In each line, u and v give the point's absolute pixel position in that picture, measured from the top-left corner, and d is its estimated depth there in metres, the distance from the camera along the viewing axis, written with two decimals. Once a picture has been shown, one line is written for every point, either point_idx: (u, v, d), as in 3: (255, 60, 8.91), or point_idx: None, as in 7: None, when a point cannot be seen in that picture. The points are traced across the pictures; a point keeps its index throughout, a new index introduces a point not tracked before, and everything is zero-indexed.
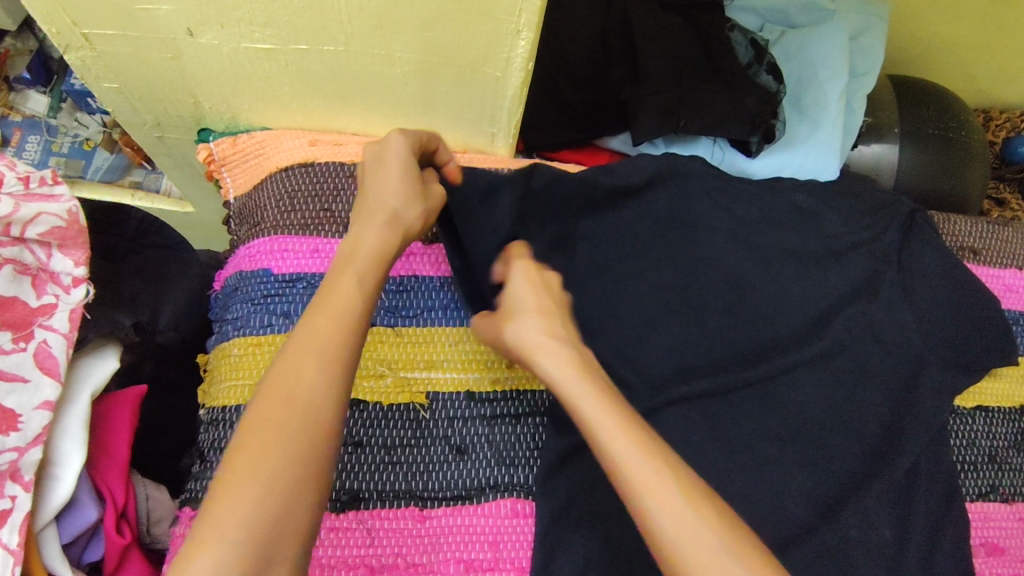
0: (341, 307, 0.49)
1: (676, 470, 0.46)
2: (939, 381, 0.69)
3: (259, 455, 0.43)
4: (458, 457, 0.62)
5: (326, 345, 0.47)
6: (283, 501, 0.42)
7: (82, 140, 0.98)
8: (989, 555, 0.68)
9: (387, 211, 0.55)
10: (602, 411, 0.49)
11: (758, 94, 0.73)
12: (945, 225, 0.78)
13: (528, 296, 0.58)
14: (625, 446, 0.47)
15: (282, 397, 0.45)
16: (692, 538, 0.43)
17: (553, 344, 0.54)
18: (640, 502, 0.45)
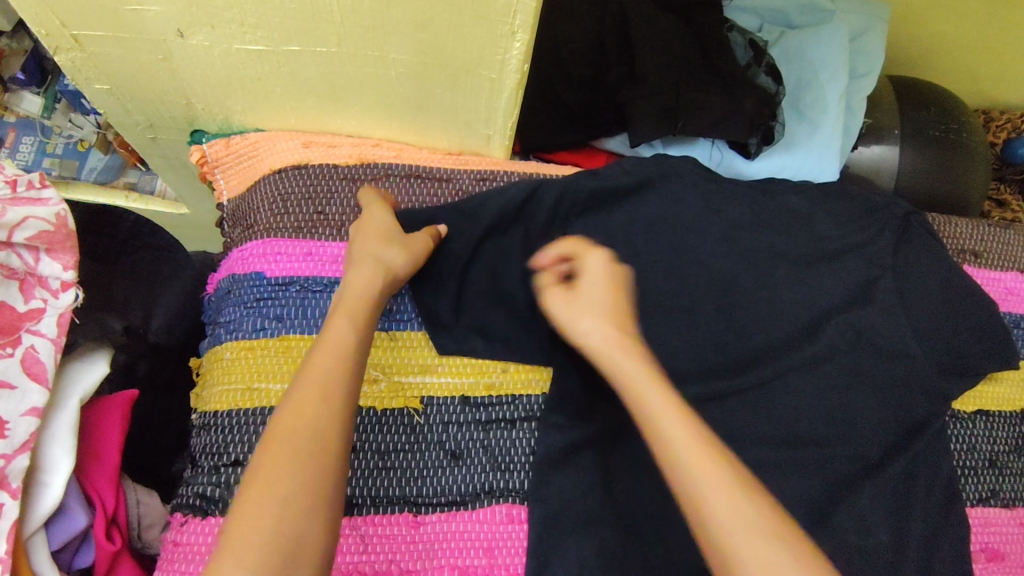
0: (334, 341, 0.51)
1: (732, 465, 0.46)
2: (938, 385, 0.68)
3: (271, 481, 0.44)
4: (452, 462, 0.61)
5: (328, 373, 0.49)
6: (297, 522, 0.43)
7: (76, 142, 0.97)
8: (989, 561, 0.67)
9: (370, 255, 0.58)
10: (662, 402, 0.49)
11: (757, 96, 0.72)
12: (945, 227, 0.77)
13: (605, 288, 0.57)
14: (682, 437, 0.46)
15: (289, 425, 0.46)
16: (755, 542, 0.42)
17: (616, 336, 0.54)
18: (695, 495, 0.44)
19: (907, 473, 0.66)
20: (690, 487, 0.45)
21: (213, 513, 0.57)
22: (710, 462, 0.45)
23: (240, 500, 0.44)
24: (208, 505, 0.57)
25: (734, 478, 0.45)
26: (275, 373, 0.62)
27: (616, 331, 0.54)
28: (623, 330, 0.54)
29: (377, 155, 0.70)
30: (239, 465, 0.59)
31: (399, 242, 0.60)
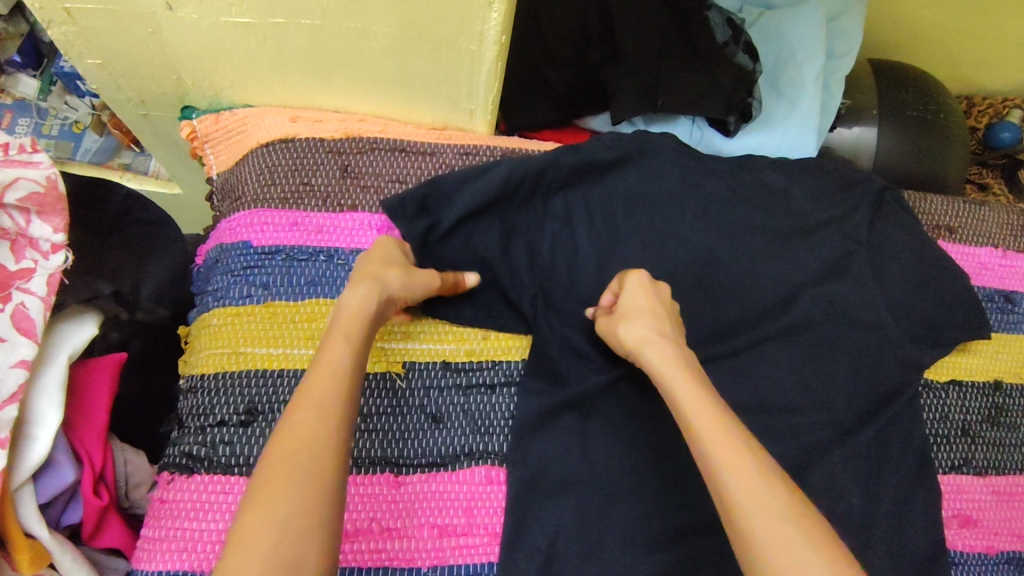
0: (331, 364, 0.52)
1: (754, 454, 0.49)
2: (909, 355, 0.70)
3: (269, 504, 0.44)
4: (434, 425, 0.63)
5: (325, 396, 0.50)
6: (297, 545, 0.43)
7: (72, 123, 0.99)
8: (962, 527, 0.68)
9: (369, 274, 0.57)
10: (694, 398, 0.53)
11: (734, 74, 0.74)
12: (920, 204, 0.78)
13: (642, 299, 0.61)
14: (711, 429, 0.50)
15: (289, 449, 0.47)
16: (766, 517, 0.45)
17: (659, 340, 0.58)
18: (719, 479, 0.48)
19: (879, 440, 0.67)
20: (716, 473, 0.48)
21: (199, 471, 0.59)
22: (732, 448, 0.49)
23: (239, 523, 0.44)
24: (194, 464, 0.59)
25: (757, 467, 0.48)
26: (261, 338, 0.63)
27: (660, 336, 0.58)
28: (665, 336, 0.58)
29: (362, 130, 0.72)
30: (225, 425, 0.60)
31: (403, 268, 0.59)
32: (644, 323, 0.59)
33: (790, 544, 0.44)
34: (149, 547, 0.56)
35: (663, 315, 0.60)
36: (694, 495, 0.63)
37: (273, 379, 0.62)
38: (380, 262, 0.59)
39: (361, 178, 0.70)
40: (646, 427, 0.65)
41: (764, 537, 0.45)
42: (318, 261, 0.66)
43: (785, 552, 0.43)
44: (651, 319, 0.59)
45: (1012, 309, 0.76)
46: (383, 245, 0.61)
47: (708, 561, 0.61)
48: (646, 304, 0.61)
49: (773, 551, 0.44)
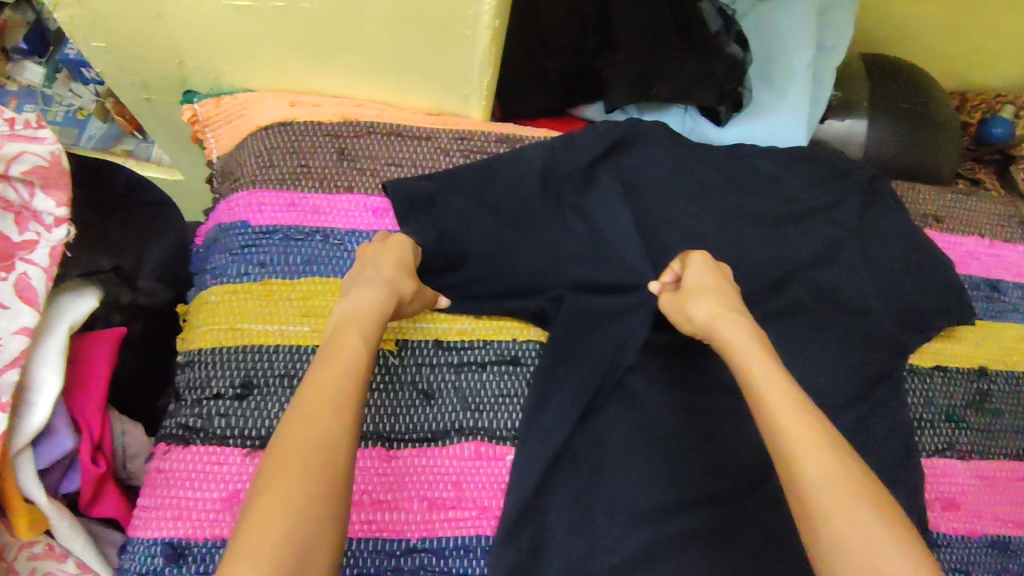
0: (348, 358, 0.53)
1: (824, 429, 0.50)
2: (894, 340, 0.71)
3: (285, 485, 0.44)
4: (425, 401, 0.64)
5: (339, 386, 0.51)
6: (309, 527, 0.43)
7: (76, 110, 1.01)
8: (946, 510, 0.69)
9: (385, 279, 0.59)
10: (767, 372, 0.54)
11: (726, 61, 0.75)
12: (906, 194, 0.80)
13: (709, 281, 0.63)
14: (779, 403, 0.51)
15: (303, 434, 0.47)
16: (835, 488, 0.46)
17: (731, 316, 0.60)
18: (786, 448, 0.49)
19: (866, 422, 0.68)
20: (782, 439, 0.49)
21: (195, 442, 0.60)
22: (806, 422, 0.50)
23: (252, 503, 0.44)
24: (189, 435, 0.60)
25: (827, 442, 0.49)
26: (257, 314, 0.65)
27: (729, 314, 0.60)
28: (734, 318, 0.60)
29: (359, 114, 0.73)
30: (220, 398, 0.61)
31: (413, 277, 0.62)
32: (713, 304, 0.61)
33: (855, 513, 0.44)
34: (145, 515, 0.58)
35: (731, 300, 0.62)
36: (681, 472, 0.64)
37: (268, 354, 0.63)
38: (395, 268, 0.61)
39: (357, 161, 0.71)
40: (636, 407, 0.66)
41: (827, 504, 0.45)
42: (315, 241, 0.68)
43: (849, 521, 0.44)
44: (719, 297, 0.62)
45: (997, 298, 0.78)
46: (402, 249, 0.63)
47: (695, 538, 0.62)
48: (712, 288, 0.63)
49: (837, 517, 0.44)
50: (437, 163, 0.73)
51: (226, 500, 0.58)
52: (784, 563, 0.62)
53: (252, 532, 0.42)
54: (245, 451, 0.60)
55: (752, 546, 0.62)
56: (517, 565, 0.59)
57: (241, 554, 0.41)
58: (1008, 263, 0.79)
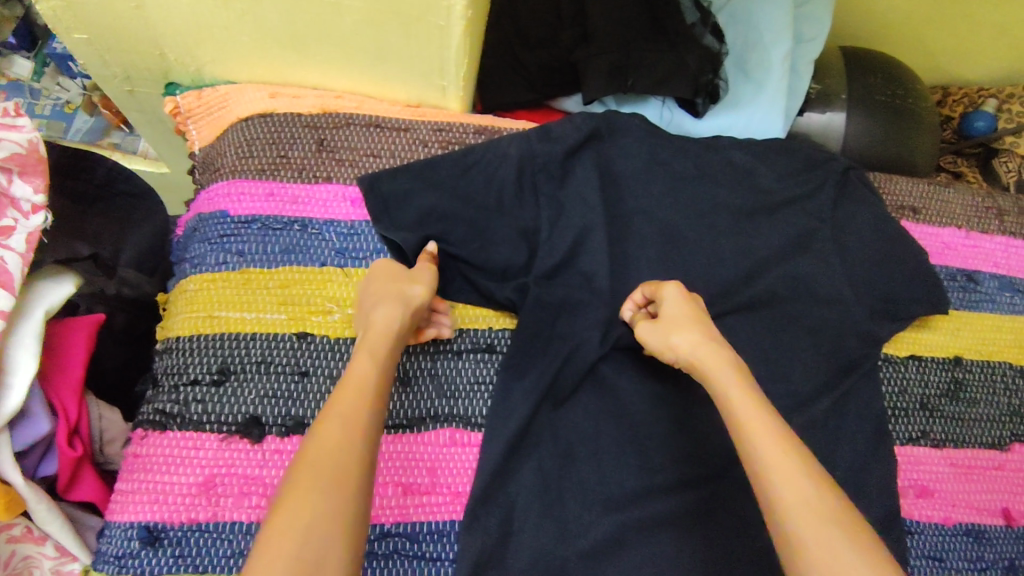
0: (358, 379, 0.54)
1: (800, 455, 0.50)
2: (868, 329, 0.72)
3: (296, 505, 0.45)
4: (400, 388, 0.65)
5: (354, 403, 0.52)
6: (326, 542, 0.44)
7: (63, 104, 1.04)
8: (919, 497, 0.70)
9: (396, 290, 0.60)
10: (743, 400, 0.54)
11: (701, 53, 0.76)
12: (884, 184, 0.80)
13: (685, 309, 0.62)
14: (760, 430, 0.51)
15: (319, 452, 0.48)
16: (809, 518, 0.46)
17: (709, 345, 0.59)
18: (765, 481, 0.49)
19: (838, 410, 0.69)
20: (759, 471, 0.49)
21: (172, 428, 0.60)
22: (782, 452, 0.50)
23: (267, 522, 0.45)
24: (166, 420, 0.61)
25: (805, 470, 0.49)
26: (235, 303, 0.65)
27: (710, 342, 0.59)
28: (712, 341, 0.60)
29: (339, 105, 0.74)
30: (198, 384, 0.62)
31: (420, 279, 0.63)
32: (691, 329, 0.60)
33: (836, 543, 0.44)
34: (122, 499, 0.59)
35: (707, 324, 0.61)
36: (653, 460, 0.65)
37: (246, 342, 0.64)
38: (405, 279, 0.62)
39: (336, 152, 0.72)
40: (607, 395, 0.67)
41: (810, 534, 0.45)
42: (293, 231, 0.68)
43: (828, 552, 0.44)
44: (698, 326, 0.61)
45: (973, 288, 0.78)
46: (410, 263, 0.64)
47: (664, 523, 0.63)
48: (691, 310, 0.62)
49: (819, 548, 0.44)
50: (415, 154, 0.73)
51: (202, 485, 0.59)
52: (751, 548, 0.63)
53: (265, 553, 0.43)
54: (222, 436, 0.60)
55: (720, 532, 0.63)
56: (487, 549, 0.60)
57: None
58: (984, 253, 0.80)
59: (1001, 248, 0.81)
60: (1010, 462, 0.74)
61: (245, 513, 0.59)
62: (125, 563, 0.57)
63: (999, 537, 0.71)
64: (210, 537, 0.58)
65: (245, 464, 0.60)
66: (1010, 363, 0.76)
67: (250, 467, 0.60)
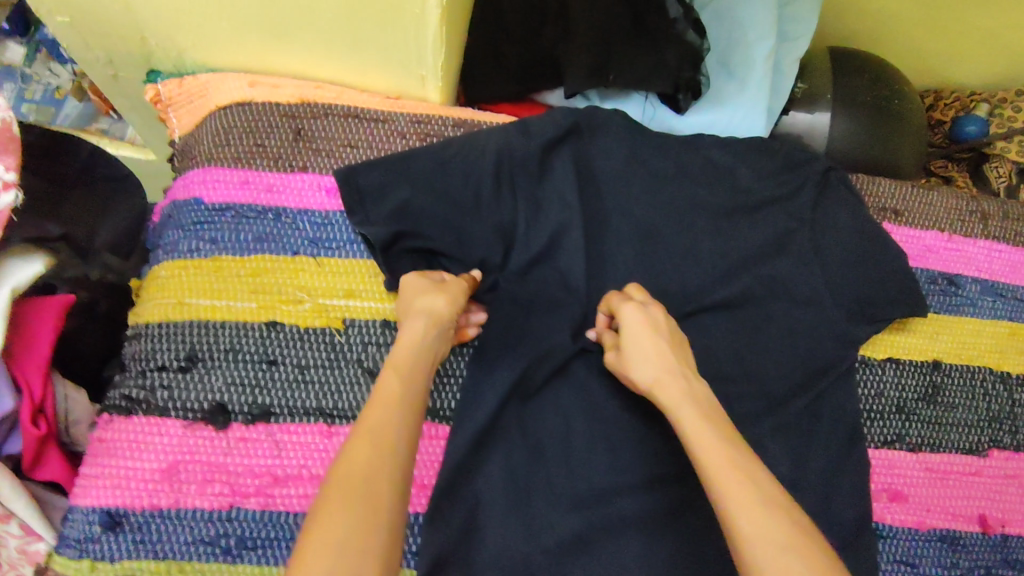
0: (390, 396, 0.52)
1: (758, 483, 0.47)
2: (843, 331, 0.71)
3: (332, 520, 0.42)
4: (369, 378, 0.64)
5: (386, 419, 0.50)
6: (359, 562, 0.41)
7: (54, 90, 1.04)
8: (892, 502, 0.69)
9: (427, 308, 0.59)
10: (698, 429, 0.52)
11: (681, 51, 0.75)
12: (867, 185, 0.80)
13: (645, 333, 0.60)
14: (716, 459, 0.49)
15: (350, 468, 0.46)
16: (767, 549, 0.43)
17: (671, 374, 0.57)
18: (724, 513, 0.46)
19: (811, 412, 0.69)
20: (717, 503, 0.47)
21: (137, 413, 0.60)
22: (737, 481, 0.47)
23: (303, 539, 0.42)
24: (132, 406, 0.61)
25: (762, 498, 0.46)
26: (206, 291, 0.65)
27: (673, 368, 0.57)
28: (670, 364, 0.58)
29: (317, 96, 0.74)
30: (165, 369, 0.62)
31: (446, 291, 0.61)
32: (647, 353, 0.59)
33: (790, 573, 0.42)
34: (85, 483, 0.58)
35: (665, 344, 0.59)
36: (621, 458, 0.64)
37: (215, 329, 0.64)
38: (434, 292, 0.61)
39: (312, 142, 0.72)
40: (578, 392, 0.66)
41: (766, 564, 0.43)
42: (266, 219, 0.68)
43: None
44: (658, 349, 0.59)
45: (953, 292, 0.77)
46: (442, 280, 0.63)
47: (632, 521, 0.62)
48: (648, 330, 0.60)
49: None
50: (393, 146, 0.73)
51: (165, 471, 0.59)
52: (720, 549, 0.62)
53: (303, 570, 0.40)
54: (187, 423, 0.61)
55: (688, 533, 0.63)
56: (450, 544, 0.59)
57: None
58: (967, 257, 0.79)
59: (984, 252, 0.80)
60: (988, 468, 0.73)
61: (208, 500, 0.59)
62: (86, 547, 0.57)
63: (975, 544, 0.70)
64: (172, 524, 0.58)
65: (209, 451, 0.60)
66: (989, 368, 0.76)
67: (215, 454, 0.60)
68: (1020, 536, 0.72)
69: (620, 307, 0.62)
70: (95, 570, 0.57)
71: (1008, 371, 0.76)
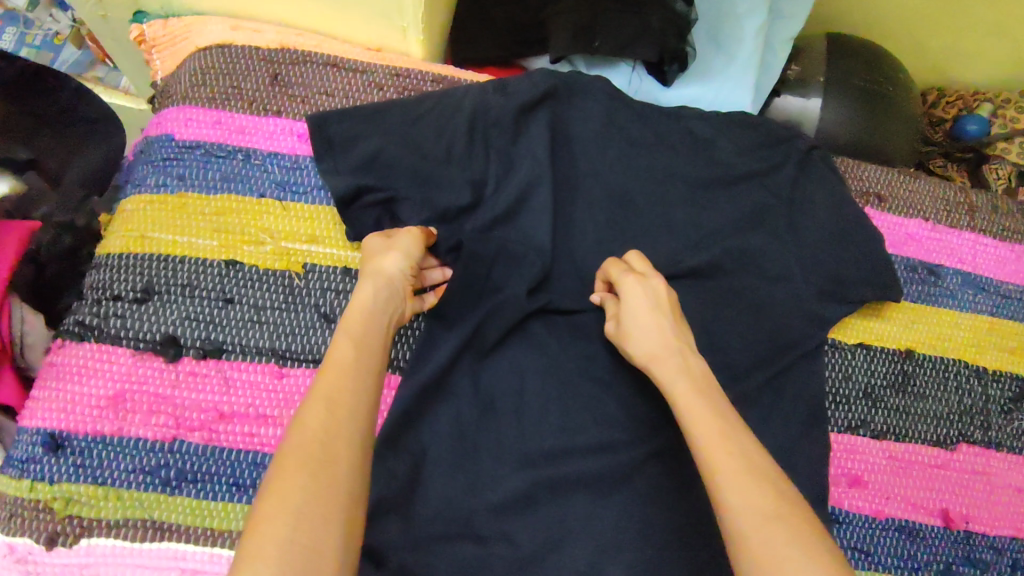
0: (343, 359, 0.49)
1: (750, 455, 0.45)
2: (812, 312, 0.70)
3: (286, 490, 0.41)
4: (325, 323, 0.64)
5: (342, 382, 0.48)
6: (314, 531, 0.40)
7: (54, 36, 1.05)
8: (850, 487, 0.67)
9: (383, 271, 0.58)
10: (693, 401, 0.50)
11: (666, 15, 0.74)
12: (851, 169, 0.79)
13: (645, 311, 0.59)
14: (707, 429, 0.47)
15: (304, 436, 0.44)
16: (754, 517, 0.41)
17: (671, 350, 0.55)
18: (714, 483, 0.44)
19: (772, 389, 0.67)
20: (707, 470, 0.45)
21: (90, 339, 0.61)
22: (729, 451, 0.45)
23: (256, 512, 0.41)
24: (85, 332, 0.61)
25: (750, 468, 0.44)
26: (169, 226, 0.65)
27: (674, 344, 0.56)
28: (670, 339, 0.56)
29: (299, 42, 0.73)
30: (121, 300, 0.62)
31: (402, 248, 0.60)
32: (647, 329, 0.58)
33: (777, 543, 0.40)
34: (33, 405, 0.59)
35: (666, 321, 0.58)
36: (573, 421, 0.63)
37: (174, 263, 0.64)
38: (394, 254, 0.59)
39: (289, 87, 0.72)
40: (536, 352, 0.65)
41: (749, 534, 0.41)
42: (235, 160, 0.68)
43: (772, 554, 0.39)
44: (659, 325, 0.58)
45: (933, 282, 0.76)
46: (398, 238, 0.61)
47: (579, 484, 0.61)
48: (650, 306, 0.59)
49: (763, 552, 0.40)
50: (369, 97, 0.73)
51: (112, 399, 0.59)
52: (668, 518, 0.61)
53: (257, 540, 0.39)
54: (137, 353, 0.61)
55: (638, 501, 0.61)
56: (390, 492, 0.58)
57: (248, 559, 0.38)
58: (950, 248, 0.77)
59: (968, 245, 0.78)
60: (955, 462, 0.71)
61: (152, 430, 0.59)
62: (28, 468, 0.57)
63: (935, 537, 0.68)
64: (115, 451, 0.58)
65: (158, 382, 0.60)
66: (965, 361, 0.74)
67: (163, 386, 0.60)
68: (984, 533, 0.69)
69: (623, 282, 0.61)
70: (33, 491, 0.57)
71: (984, 365, 0.74)
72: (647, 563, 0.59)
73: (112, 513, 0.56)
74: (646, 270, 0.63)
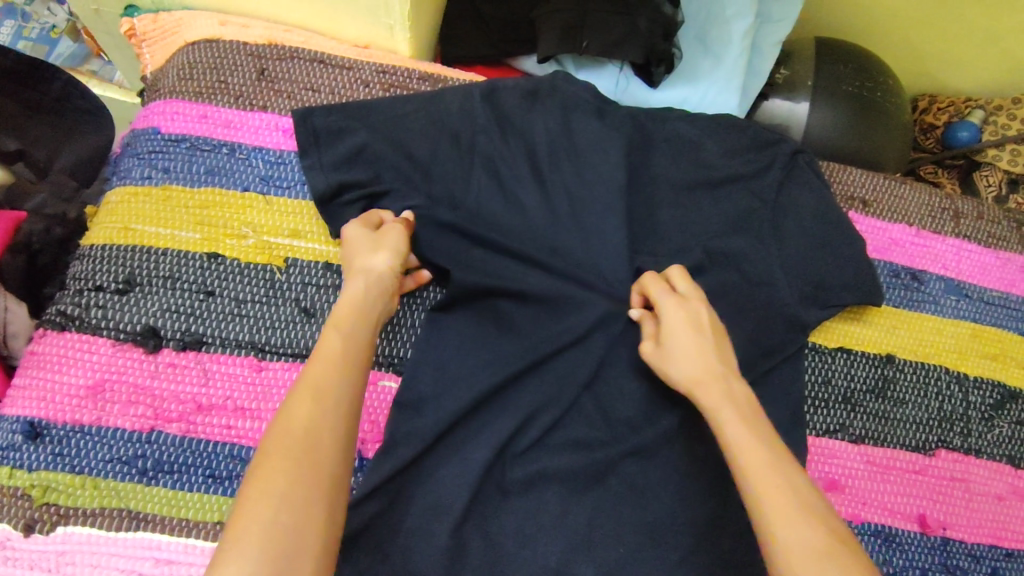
0: (332, 352, 0.50)
1: (800, 487, 0.46)
2: (795, 315, 0.70)
3: (268, 478, 0.42)
4: (304, 318, 0.64)
5: (327, 372, 0.48)
6: (296, 519, 0.41)
7: (50, 28, 1.06)
8: (827, 490, 0.67)
9: (372, 269, 0.57)
10: (740, 430, 0.50)
11: (653, 16, 0.74)
12: (836, 174, 0.79)
13: (684, 335, 0.58)
14: (757, 459, 0.48)
15: (289, 425, 0.44)
16: (805, 552, 0.42)
17: (709, 377, 0.55)
18: (761, 516, 0.45)
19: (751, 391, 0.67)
20: (756, 503, 0.46)
21: (70, 329, 0.61)
22: (775, 482, 0.46)
23: (239, 499, 0.41)
24: (66, 322, 0.61)
25: (802, 506, 0.45)
26: (151, 218, 0.66)
27: (712, 373, 0.56)
28: (708, 364, 0.56)
29: (286, 39, 0.74)
30: (102, 290, 0.63)
31: (387, 245, 0.60)
32: (688, 352, 0.58)
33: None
34: (15, 393, 0.60)
35: (707, 343, 0.58)
36: (550, 419, 0.63)
37: (156, 255, 0.64)
38: (382, 252, 0.59)
39: (275, 83, 0.72)
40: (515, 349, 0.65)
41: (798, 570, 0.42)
42: (220, 154, 0.69)
43: None
44: (699, 349, 0.57)
45: (916, 287, 0.76)
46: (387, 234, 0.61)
47: (554, 482, 0.61)
48: (690, 328, 0.59)
49: None
50: (355, 93, 0.73)
51: (91, 389, 0.60)
52: (641, 517, 0.61)
53: (239, 527, 0.40)
54: (117, 343, 0.61)
55: (612, 500, 0.61)
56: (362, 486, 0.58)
57: (231, 546, 0.39)
58: (935, 254, 0.78)
59: (953, 251, 0.78)
60: (933, 468, 0.71)
61: (129, 421, 0.59)
62: (6, 455, 0.58)
63: (911, 544, 0.68)
64: (93, 440, 0.59)
65: (137, 372, 0.61)
66: (948, 366, 0.74)
67: (142, 376, 0.61)
68: (962, 540, 0.69)
69: (663, 302, 0.61)
70: (11, 478, 0.57)
71: (966, 372, 0.74)
72: (617, 561, 0.59)
73: (87, 501, 0.57)
74: (689, 289, 0.62)
